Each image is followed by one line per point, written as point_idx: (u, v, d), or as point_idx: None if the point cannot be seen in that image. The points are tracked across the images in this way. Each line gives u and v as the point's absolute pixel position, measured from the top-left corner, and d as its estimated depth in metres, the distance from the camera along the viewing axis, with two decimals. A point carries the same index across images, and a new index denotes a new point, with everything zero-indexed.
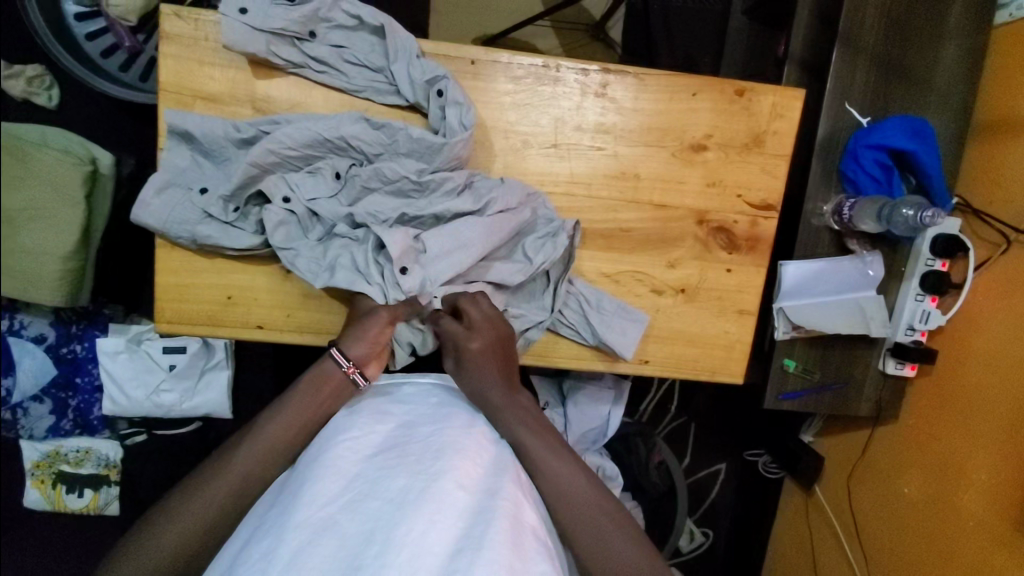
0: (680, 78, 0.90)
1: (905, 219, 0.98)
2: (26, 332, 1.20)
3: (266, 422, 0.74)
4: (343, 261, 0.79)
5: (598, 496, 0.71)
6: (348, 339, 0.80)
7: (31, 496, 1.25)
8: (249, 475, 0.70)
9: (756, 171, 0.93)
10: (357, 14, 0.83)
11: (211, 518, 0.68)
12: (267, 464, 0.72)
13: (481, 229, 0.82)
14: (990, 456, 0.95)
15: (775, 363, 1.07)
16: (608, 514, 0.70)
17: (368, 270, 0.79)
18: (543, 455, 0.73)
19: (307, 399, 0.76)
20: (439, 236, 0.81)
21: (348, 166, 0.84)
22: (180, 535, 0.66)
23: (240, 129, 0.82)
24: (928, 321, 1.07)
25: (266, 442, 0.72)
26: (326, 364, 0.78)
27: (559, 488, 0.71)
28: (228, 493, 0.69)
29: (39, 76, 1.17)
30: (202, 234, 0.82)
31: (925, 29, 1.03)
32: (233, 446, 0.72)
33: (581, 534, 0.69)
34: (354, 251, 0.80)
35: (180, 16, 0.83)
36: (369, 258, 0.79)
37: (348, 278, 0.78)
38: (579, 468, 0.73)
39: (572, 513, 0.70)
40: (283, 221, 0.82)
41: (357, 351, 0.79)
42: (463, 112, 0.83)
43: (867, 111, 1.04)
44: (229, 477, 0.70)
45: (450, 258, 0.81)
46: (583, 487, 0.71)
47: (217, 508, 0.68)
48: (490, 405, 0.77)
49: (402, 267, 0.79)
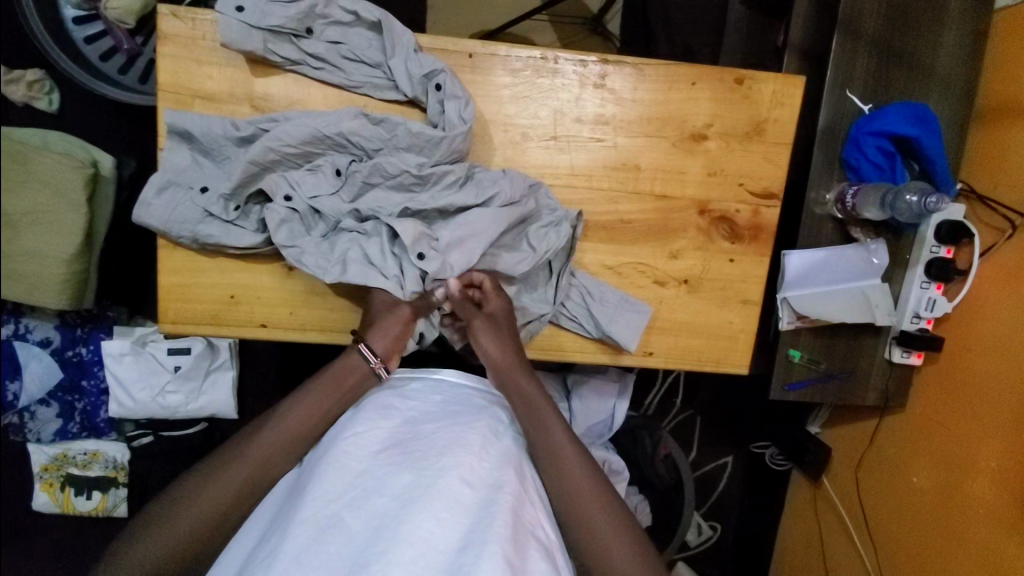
0: (679, 68, 0.90)
1: (909, 205, 0.97)
2: (31, 336, 1.20)
3: (289, 406, 0.74)
4: (353, 255, 0.80)
5: (599, 493, 0.71)
6: (375, 334, 0.80)
7: (40, 500, 1.24)
8: (266, 460, 0.71)
9: (757, 160, 0.92)
10: (354, 10, 0.82)
11: (226, 503, 0.68)
12: (283, 450, 0.72)
13: (486, 218, 0.82)
14: (998, 447, 0.94)
15: (779, 354, 1.07)
16: (607, 514, 0.69)
17: (385, 262, 0.80)
18: (554, 451, 0.73)
19: (330, 381, 0.76)
20: (449, 230, 0.81)
21: (348, 162, 0.83)
22: (197, 518, 0.67)
23: (238, 127, 0.82)
24: (934, 308, 1.06)
25: (284, 429, 0.73)
26: (352, 359, 0.78)
27: (564, 481, 0.71)
28: (245, 478, 0.70)
29: (38, 81, 1.17)
30: (203, 234, 0.83)
31: (926, 14, 1.02)
32: (252, 432, 0.73)
33: (572, 532, 0.69)
34: (365, 245, 0.81)
35: (177, 16, 0.83)
36: (383, 251, 0.80)
37: (360, 272, 0.79)
38: (588, 466, 0.73)
39: (576, 510, 0.69)
40: (285, 219, 0.82)
41: (383, 347, 0.79)
42: (462, 106, 0.83)
43: (869, 99, 1.03)
44: (244, 463, 0.70)
45: (462, 250, 0.81)
46: (591, 491, 0.71)
47: (230, 494, 0.69)
48: (502, 368, 0.80)
49: (419, 252, 0.79)
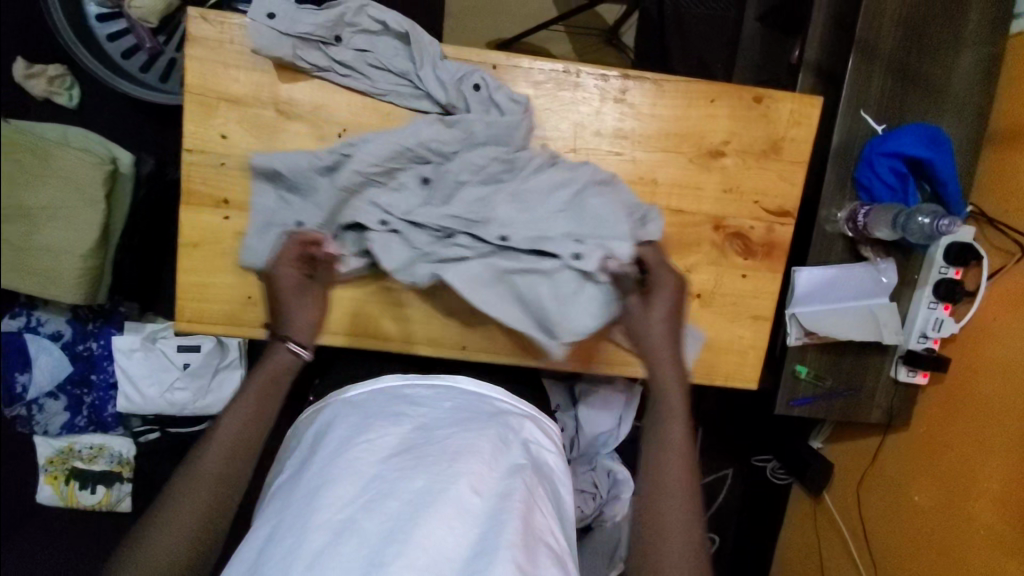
0: (699, 85, 0.91)
1: (920, 226, 0.99)
2: (42, 329, 1.21)
3: (229, 416, 0.72)
4: (500, 265, 0.82)
5: (681, 505, 0.69)
6: (293, 326, 0.80)
7: (45, 492, 1.25)
8: (222, 473, 0.69)
9: (773, 177, 0.93)
10: (383, 20, 0.84)
11: (197, 529, 0.66)
12: (237, 457, 0.71)
13: (610, 206, 0.84)
14: (999, 469, 0.96)
15: (786, 370, 1.08)
16: (684, 528, 0.68)
17: (560, 269, 0.82)
18: (663, 445, 0.73)
19: (263, 382, 0.75)
20: (576, 225, 0.84)
21: (433, 169, 0.84)
22: (169, 550, 0.64)
23: (321, 157, 0.83)
24: (942, 328, 1.07)
25: (230, 438, 0.71)
26: (279, 356, 0.77)
27: (656, 474, 0.72)
28: (206, 498, 0.67)
29: (60, 76, 1.18)
30: (297, 268, 0.84)
31: (941, 36, 1.04)
32: (202, 447, 0.70)
33: (640, 523, 0.69)
34: (501, 259, 0.83)
35: (206, 19, 0.84)
36: (534, 263, 0.82)
37: (528, 283, 0.82)
38: (685, 476, 0.72)
39: (656, 510, 0.69)
40: (385, 242, 0.82)
41: (305, 335, 0.80)
42: (510, 90, 0.86)
43: (882, 119, 1.05)
44: (203, 483, 0.68)
45: (617, 242, 0.83)
46: (677, 500, 0.70)
47: (198, 520, 0.66)
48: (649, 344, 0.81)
49: (575, 254, 0.82)
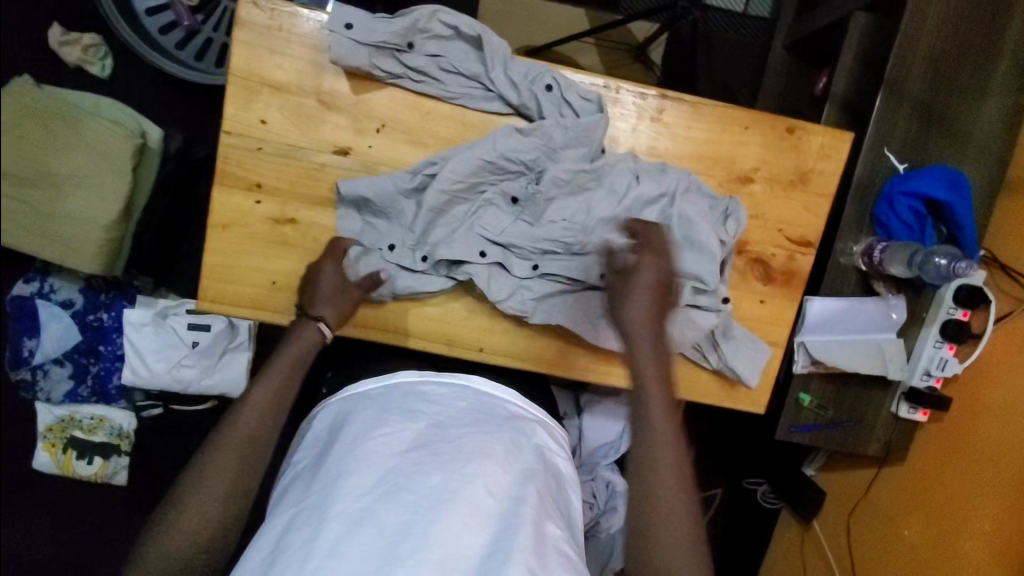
0: (733, 111, 0.92)
1: (937, 268, 1.01)
2: (54, 296, 1.18)
3: (259, 388, 0.73)
4: None
5: (677, 506, 0.66)
6: (319, 311, 0.82)
7: (42, 458, 1.25)
8: (251, 446, 0.69)
9: (797, 207, 0.95)
10: (454, 25, 0.85)
11: (228, 502, 0.66)
12: (265, 429, 0.71)
13: (708, 224, 0.86)
14: (994, 509, 0.97)
15: (790, 396, 1.10)
16: (681, 527, 0.65)
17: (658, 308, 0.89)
18: (657, 442, 0.68)
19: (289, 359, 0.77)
20: (676, 258, 0.89)
21: (521, 188, 0.88)
22: (195, 526, 0.64)
23: (407, 179, 0.87)
24: (945, 368, 1.08)
25: (260, 408, 0.72)
26: (308, 335, 0.80)
27: (648, 475, 0.67)
28: (234, 470, 0.67)
29: (94, 46, 1.18)
30: (403, 285, 0.88)
31: (970, 82, 1.06)
32: (229, 420, 0.70)
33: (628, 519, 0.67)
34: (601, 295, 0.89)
35: (258, 5, 0.85)
36: None
37: None
38: (680, 474, 0.67)
39: (650, 511, 0.65)
40: (487, 269, 0.88)
41: (330, 318, 0.83)
42: (580, 90, 0.87)
43: (905, 158, 1.07)
44: (228, 457, 0.68)
45: (706, 270, 0.86)
46: (672, 501, 0.66)
47: (225, 493, 0.66)
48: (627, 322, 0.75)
49: None
